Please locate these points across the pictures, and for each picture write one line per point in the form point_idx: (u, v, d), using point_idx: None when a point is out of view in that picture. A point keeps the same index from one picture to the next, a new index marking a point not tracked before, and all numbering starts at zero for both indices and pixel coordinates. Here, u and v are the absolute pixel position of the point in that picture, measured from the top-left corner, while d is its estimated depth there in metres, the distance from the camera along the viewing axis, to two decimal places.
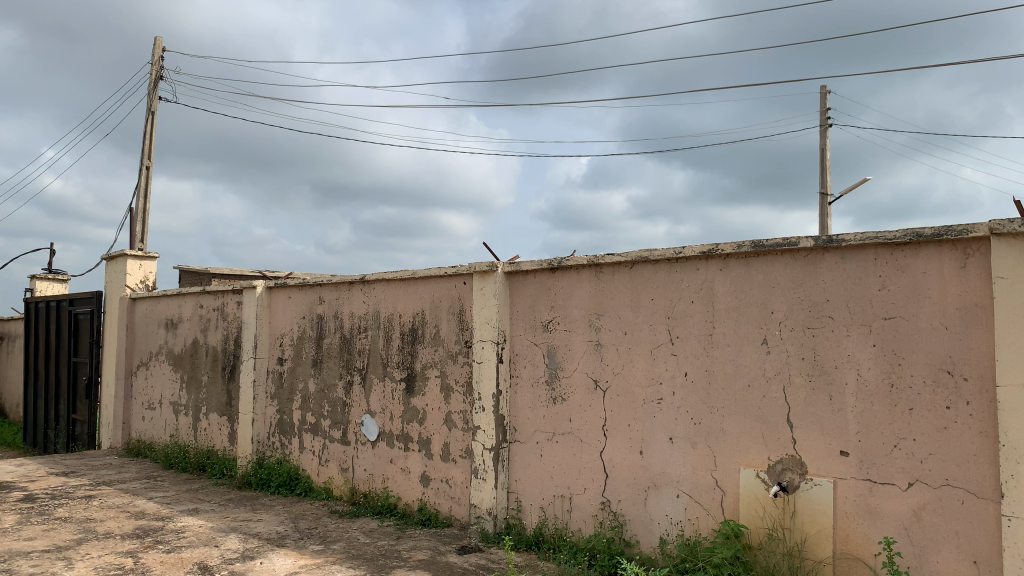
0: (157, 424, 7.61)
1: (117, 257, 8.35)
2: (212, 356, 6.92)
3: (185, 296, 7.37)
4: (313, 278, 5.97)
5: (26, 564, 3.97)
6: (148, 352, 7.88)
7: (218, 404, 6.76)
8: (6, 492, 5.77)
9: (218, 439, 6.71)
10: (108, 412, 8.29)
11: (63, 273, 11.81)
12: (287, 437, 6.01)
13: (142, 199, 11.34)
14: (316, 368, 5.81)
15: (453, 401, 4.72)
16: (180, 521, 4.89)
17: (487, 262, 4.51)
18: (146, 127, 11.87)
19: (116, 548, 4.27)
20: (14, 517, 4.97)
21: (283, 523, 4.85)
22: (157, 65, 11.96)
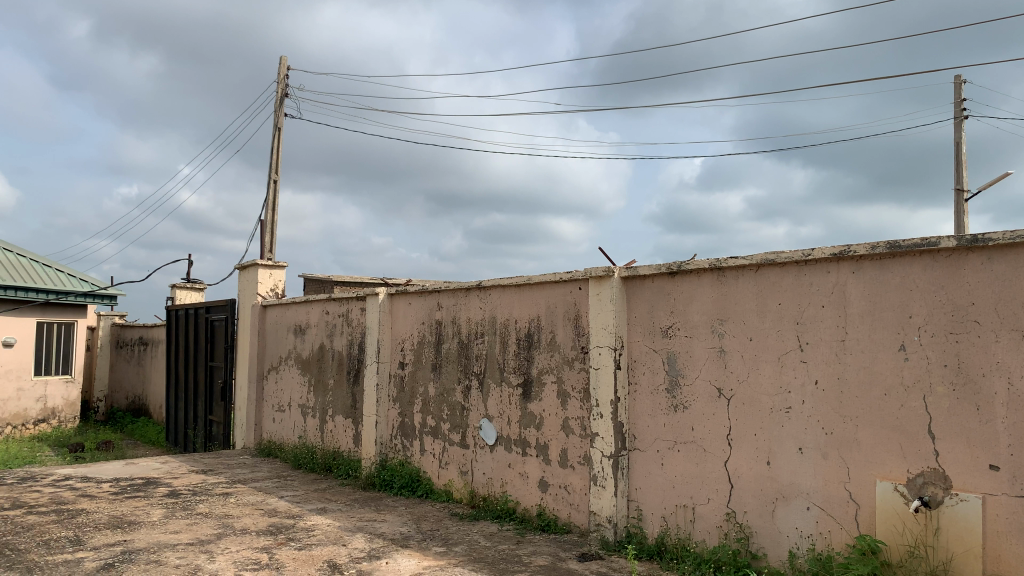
0: (287, 425, 7.96)
1: (250, 266, 8.80)
2: (337, 361, 7.19)
3: (311, 303, 7.69)
4: (431, 285, 6.10)
5: (172, 556, 4.23)
6: (278, 356, 8.27)
7: (343, 406, 7.01)
8: (153, 487, 6.17)
9: (344, 440, 6.96)
10: (242, 413, 8.74)
11: (200, 282, 12.57)
12: (408, 439, 6.16)
13: (270, 211, 11.93)
14: (435, 373, 5.93)
15: (571, 407, 4.70)
16: (309, 520, 5.09)
17: (604, 268, 4.48)
18: (273, 143, 12.49)
19: (252, 544, 4.49)
20: (161, 511, 5.31)
21: (406, 524, 4.97)
22: (282, 84, 12.58)
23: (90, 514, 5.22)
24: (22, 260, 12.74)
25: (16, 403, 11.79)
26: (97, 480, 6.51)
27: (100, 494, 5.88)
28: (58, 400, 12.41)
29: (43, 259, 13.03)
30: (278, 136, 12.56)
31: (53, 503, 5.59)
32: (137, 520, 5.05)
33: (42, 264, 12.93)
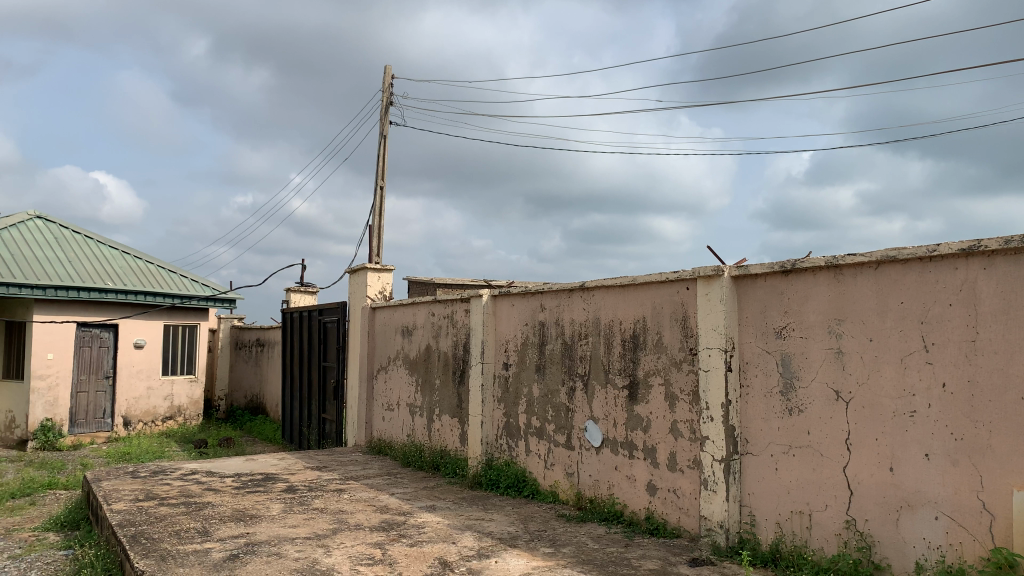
0: (395, 424, 8.16)
1: (359, 270, 9.07)
2: (443, 362, 7.32)
3: (418, 304, 7.86)
4: (534, 286, 6.12)
5: (292, 549, 4.41)
6: (387, 357, 8.48)
7: (450, 406, 7.12)
8: (272, 483, 6.45)
9: (450, 440, 7.07)
10: (353, 412, 9.01)
11: (312, 286, 13.06)
12: (513, 440, 6.21)
13: (377, 216, 12.28)
14: (539, 374, 5.95)
15: (679, 409, 4.62)
16: (419, 517, 5.20)
17: (713, 267, 4.38)
18: (379, 150, 12.85)
19: (366, 539, 4.62)
20: (280, 506, 5.54)
21: (514, 524, 5.00)
22: (387, 92, 12.92)
23: (216, 507, 5.51)
24: (150, 266, 13.57)
25: (146, 401, 12.56)
26: (221, 475, 6.86)
27: (224, 488, 6.19)
28: (184, 398, 13.15)
29: (168, 265, 13.84)
30: (384, 143, 12.91)
31: (182, 496, 5.93)
32: (258, 513, 5.29)
33: (168, 270, 13.73)
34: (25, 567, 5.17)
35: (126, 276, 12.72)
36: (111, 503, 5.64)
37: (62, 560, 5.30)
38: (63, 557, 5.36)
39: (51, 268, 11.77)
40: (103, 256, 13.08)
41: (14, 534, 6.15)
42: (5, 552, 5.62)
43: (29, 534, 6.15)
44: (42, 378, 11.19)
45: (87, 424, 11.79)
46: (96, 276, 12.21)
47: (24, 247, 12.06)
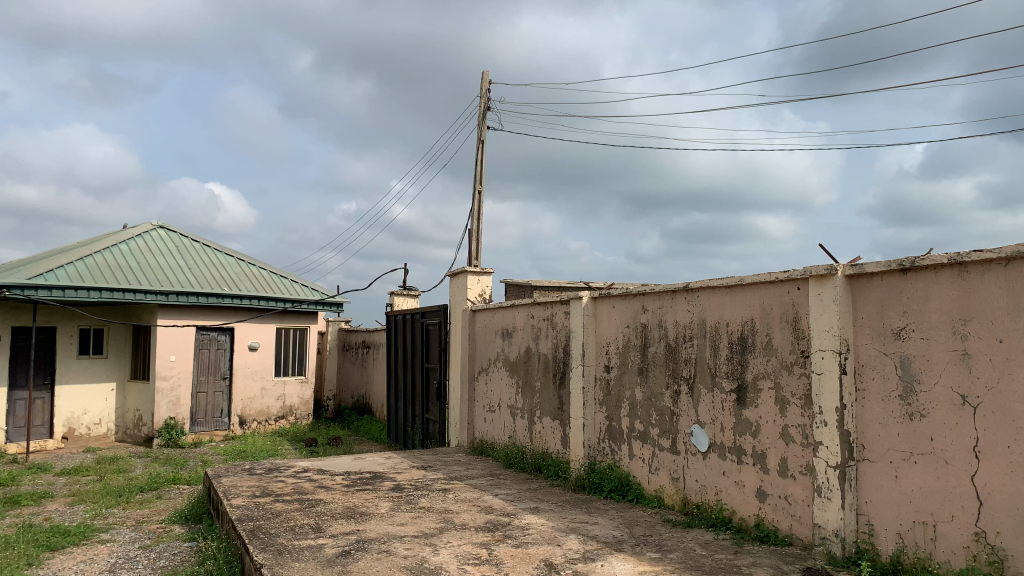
0: (497, 425, 8.23)
1: (459, 273, 9.20)
2: (544, 364, 7.33)
3: (517, 307, 7.90)
4: (636, 287, 6.06)
5: (401, 547, 4.51)
6: (488, 359, 8.57)
7: (551, 408, 7.12)
8: (380, 481, 6.62)
9: (552, 442, 7.07)
10: (455, 413, 9.14)
11: (414, 289, 13.33)
12: (616, 443, 6.15)
13: (476, 219, 12.43)
14: (642, 377, 5.88)
15: (790, 414, 4.48)
16: (524, 519, 5.23)
17: (825, 266, 4.23)
18: (477, 155, 13.01)
19: (472, 539, 4.68)
20: (388, 504, 5.68)
21: (619, 528, 4.96)
22: (484, 97, 13.07)
23: (328, 504, 5.69)
24: (262, 272, 14.18)
25: (260, 400, 13.12)
26: (332, 473, 7.09)
27: (335, 486, 6.40)
28: (295, 398, 13.67)
29: (279, 271, 14.42)
30: (481, 147, 13.06)
31: (295, 492, 6.16)
32: (367, 511, 5.44)
33: (279, 275, 14.31)
34: (155, 557, 5.49)
35: (240, 282, 13.34)
36: (231, 498, 5.91)
37: (188, 551, 5.60)
38: (188, 549, 5.66)
39: (173, 275, 12.46)
40: (219, 263, 13.75)
41: (144, 526, 6.54)
42: (136, 542, 5.99)
43: (157, 526, 6.52)
44: (166, 379, 11.86)
45: (206, 423, 12.43)
46: (213, 282, 12.85)
47: (149, 256, 12.82)
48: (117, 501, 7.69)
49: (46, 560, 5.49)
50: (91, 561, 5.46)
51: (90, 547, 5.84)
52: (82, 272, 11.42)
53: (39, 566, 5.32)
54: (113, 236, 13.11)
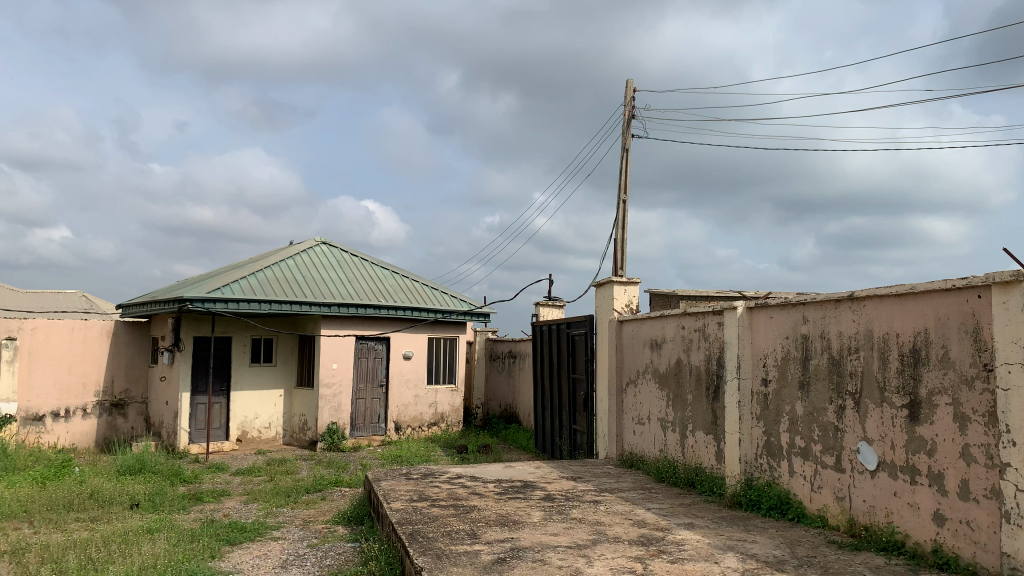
0: (647, 438, 8.11)
1: (606, 283, 9.17)
2: (695, 376, 7.17)
3: (667, 317, 7.78)
4: (795, 297, 5.81)
5: (555, 557, 4.53)
6: (636, 371, 8.47)
7: (704, 422, 6.95)
8: (531, 490, 6.69)
9: (706, 457, 6.89)
10: (603, 424, 9.08)
11: (560, 299, 13.40)
12: (775, 460, 5.92)
13: (621, 229, 12.36)
14: (803, 391, 5.63)
15: (971, 432, 4.15)
16: (678, 534, 5.12)
17: (1011, 271, 3.90)
18: (622, 164, 12.93)
19: (626, 553, 4.63)
20: (541, 513, 5.73)
21: (779, 548, 4.76)
22: (629, 105, 12.99)
23: (482, 511, 5.81)
24: (415, 284, 14.72)
25: (414, 407, 13.59)
26: (484, 480, 7.24)
27: (487, 493, 6.52)
28: (446, 406, 14.05)
29: (430, 283, 14.92)
30: (626, 156, 12.98)
31: (450, 498, 6.34)
32: (521, 519, 5.51)
33: (430, 287, 14.81)
34: (322, 555, 5.80)
35: (394, 294, 13.90)
36: (391, 502, 6.16)
37: (352, 551, 5.87)
38: (352, 548, 5.94)
39: (333, 288, 13.17)
40: (375, 276, 14.40)
41: (311, 525, 6.93)
42: (305, 540, 6.35)
43: (323, 525, 6.89)
44: (328, 386, 12.53)
45: (365, 428, 13.02)
46: (370, 294, 13.46)
47: (312, 270, 13.62)
48: (286, 501, 8.20)
49: (227, 554, 5.92)
50: (266, 556, 5.84)
51: (265, 543, 6.25)
52: (254, 286, 12.28)
53: (221, 558, 5.75)
54: (281, 252, 14.04)
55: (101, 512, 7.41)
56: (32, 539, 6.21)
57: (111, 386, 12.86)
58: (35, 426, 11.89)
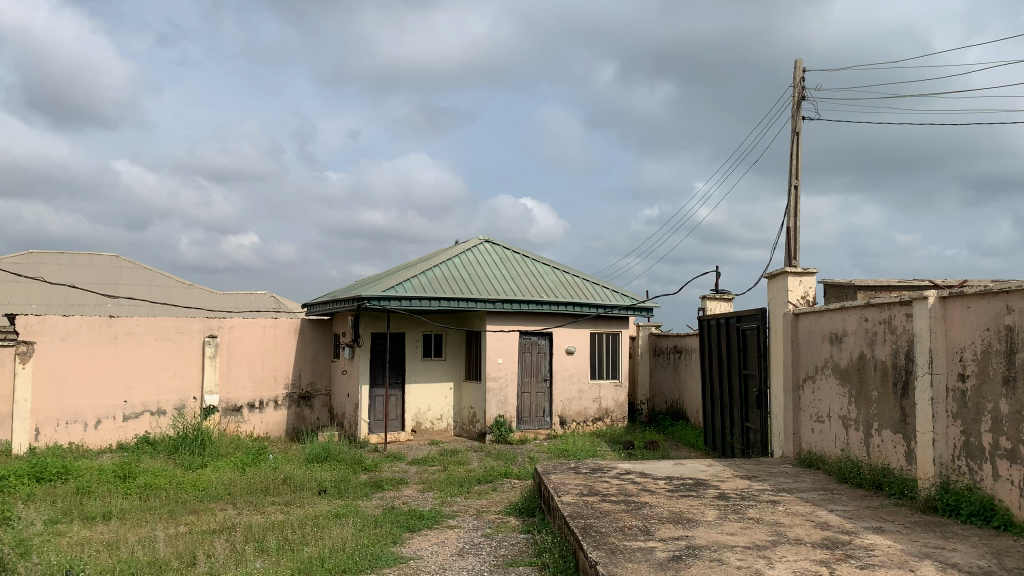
0: (828, 437, 7.70)
1: (779, 275, 8.80)
2: (881, 371, 6.72)
3: (848, 310, 7.35)
4: (997, 285, 5.31)
5: (733, 557, 4.39)
6: (814, 366, 8.07)
7: (892, 421, 6.50)
8: (704, 488, 6.53)
9: (894, 457, 6.44)
10: (779, 421, 8.72)
11: (728, 292, 12.99)
12: (976, 462, 5.44)
13: (793, 216, 11.80)
14: (1008, 388, 5.14)
15: None
16: (867, 539, 4.82)
17: None
18: (793, 148, 12.34)
19: (810, 556, 4.42)
20: (715, 512, 5.58)
21: (984, 558, 4.36)
22: (798, 87, 12.37)
23: (653, 508, 5.74)
24: (577, 280, 14.76)
25: (578, 402, 13.65)
26: (654, 477, 7.15)
27: (659, 490, 6.44)
28: (611, 401, 14.00)
29: (593, 278, 14.92)
30: (797, 140, 12.37)
31: (621, 494, 6.30)
32: (694, 518, 5.39)
33: (593, 282, 14.80)
34: (497, 545, 5.95)
35: (558, 289, 14.02)
36: (562, 495, 6.21)
37: (525, 543, 5.97)
38: (525, 540, 6.05)
39: (499, 284, 13.47)
40: (538, 272, 14.58)
41: (485, 515, 7.13)
42: (479, 530, 6.53)
43: (496, 516, 7.06)
44: (495, 380, 12.82)
45: (531, 422, 13.23)
46: (534, 290, 13.65)
47: (477, 268, 13.99)
48: (459, 491, 8.48)
49: (407, 540, 6.20)
50: (444, 544, 6.06)
51: (442, 531, 6.50)
52: (424, 284, 12.79)
53: (402, 544, 6.04)
54: (448, 251, 14.52)
55: (294, 497, 7.99)
56: (236, 519, 6.79)
57: (298, 379, 13.82)
58: (234, 416, 13.00)
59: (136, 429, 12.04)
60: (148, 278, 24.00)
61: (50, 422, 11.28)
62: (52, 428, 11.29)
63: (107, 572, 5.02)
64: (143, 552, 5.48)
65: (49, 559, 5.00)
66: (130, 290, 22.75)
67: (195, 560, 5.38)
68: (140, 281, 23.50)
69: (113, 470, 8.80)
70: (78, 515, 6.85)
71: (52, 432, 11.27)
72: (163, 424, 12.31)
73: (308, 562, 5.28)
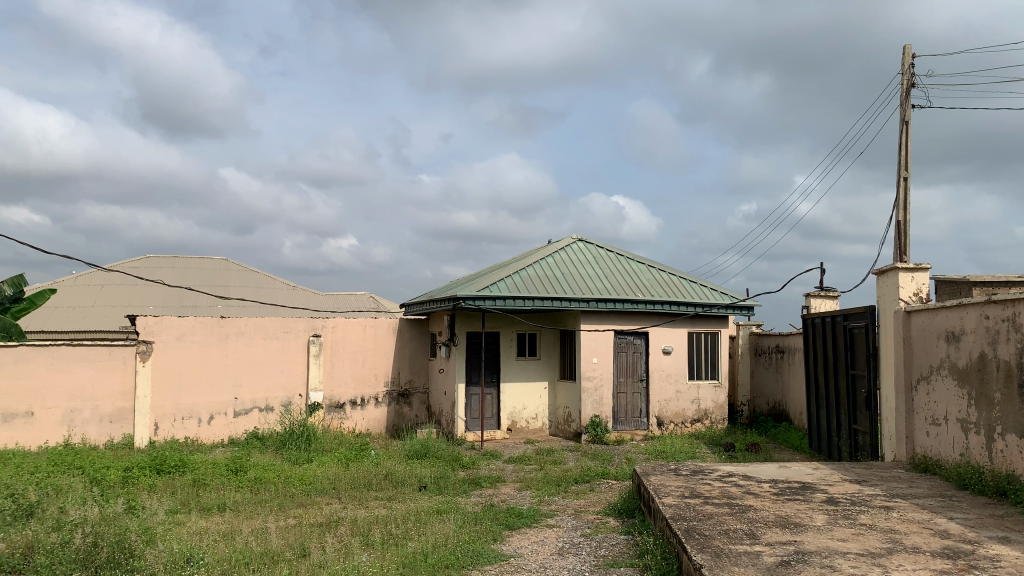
0: (945, 441, 7.32)
1: (890, 271, 8.41)
2: (1005, 372, 6.34)
3: (966, 307, 6.96)
4: None
5: (845, 564, 4.23)
6: (929, 366, 7.68)
7: (1017, 425, 6.13)
8: (811, 492, 6.31)
9: (1019, 464, 6.06)
10: (890, 424, 8.34)
11: (833, 290, 12.52)
12: None
13: (902, 210, 11.27)
14: None
15: None
16: (991, 548, 4.56)
17: None
18: (902, 139, 11.79)
19: (929, 565, 4.20)
20: (824, 517, 5.39)
21: None
22: (907, 73, 11.81)
23: (759, 511, 5.58)
24: (673, 278, 14.53)
25: (676, 403, 13.44)
26: (758, 480, 6.96)
27: (764, 493, 6.26)
28: (710, 402, 13.72)
29: (689, 276, 14.65)
30: (906, 130, 11.81)
31: (723, 496, 6.16)
32: (802, 522, 5.21)
33: (690, 280, 14.53)
34: (597, 545, 5.92)
35: (654, 288, 13.84)
36: (662, 497, 6.13)
37: (625, 544, 5.91)
38: (626, 541, 5.99)
39: (593, 283, 13.40)
40: (633, 270, 14.43)
41: (584, 515, 7.11)
42: (578, 530, 6.51)
43: (595, 516, 7.03)
44: (590, 379, 12.76)
45: (627, 422, 13.11)
46: (629, 289, 13.52)
47: (571, 267, 13.96)
48: (557, 490, 8.48)
49: (507, 538, 6.25)
50: (543, 542, 6.07)
51: (541, 530, 6.52)
52: (519, 284, 12.85)
53: (502, 542, 6.08)
54: (542, 251, 14.55)
55: (395, 492, 8.17)
56: (342, 513, 6.99)
57: (397, 377, 14.12)
58: (337, 412, 13.41)
59: (246, 425, 12.59)
60: (255, 280, 25.02)
61: (168, 418, 11.99)
62: (170, 423, 11.99)
63: (224, 560, 5.26)
64: (256, 543, 5.71)
65: (171, 547, 5.27)
66: (238, 292, 23.78)
67: (305, 551, 5.57)
68: (247, 284, 24.52)
69: (226, 464, 9.21)
70: (195, 506, 7.21)
71: (169, 427, 11.98)
72: (271, 420, 12.81)
73: (411, 557, 5.39)
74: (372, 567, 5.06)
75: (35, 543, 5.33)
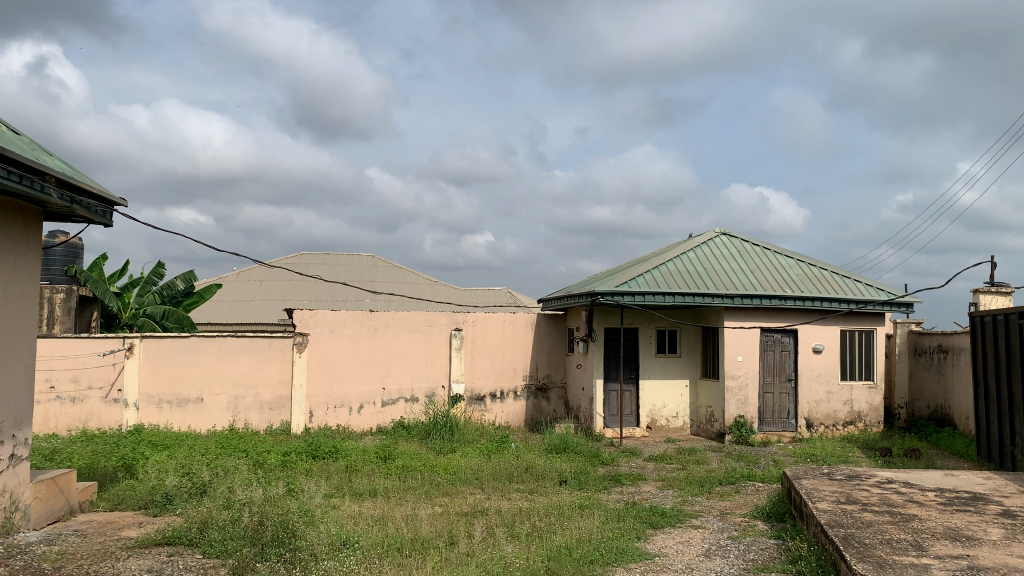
0: None
1: None
2: None
3: None
4: None
5: None
6: None
7: None
8: (984, 504, 5.82)
9: None
10: None
11: (1006, 286, 11.56)
12: None
13: None
14: None
15: None
16: None
17: None
18: None
19: None
20: (1000, 531, 4.97)
21: None
22: None
23: (925, 521, 5.23)
24: (824, 273, 13.84)
25: (827, 404, 12.83)
26: (921, 488, 6.50)
27: (929, 503, 5.84)
28: (864, 404, 13.00)
29: (842, 271, 13.92)
30: None
31: (884, 504, 5.81)
32: (976, 536, 4.82)
33: (842, 275, 13.81)
34: (745, 548, 5.74)
35: (803, 283, 13.25)
36: (816, 501, 5.86)
37: (776, 548, 5.70)
38: (776, 545, 5.77)
39: (737, 278, 12.99)
40: (780, 265, 13.87)
41: (731, 517, 6.90)
42: (725, 531, 6.34)
43: (741, 519, 6.82)
44: (734, 378, 12.38)
45: (774, 423, 12.63)
46: (776, 284, 13.01)
47: (714, 261, 13.59)
48: (701, 491, 8.28)
49: (651, 537, 6.16)
50: (689, 543, 5.96)
51: (685, 530, 6.38)
52: (659, 278, 12.65)
53: (646, 540, 6.00)
54: (684, 245, 14.23)
55: (536, 485, 8.25)
56: (486, 503, 7.14)
57: (536, 372, 14.22)
58: (477, 405, 13.71)
59: (393, 414, 13.07)
60: (401, 276, 25.94)
61: (322, 406, 12.64)
62: (324, 411, 12.64)
63: (378, 544, 5.50)
64: (407, 529, 5.92)
65: (330, 529, 5.56)
66: (385, 287, 24.71)
67: (454, 540, 5.72)
68: (393, 279, 25.45)
69: (375, 452, 9.60)
70: (348, 491, 7.58)
71: (323, 414, 12.63)
72: (417, 410, 13.22)
73: (557, 550, 5.42)
74: (519, 560, 5.13)
75: (208, 520, 5.77)
